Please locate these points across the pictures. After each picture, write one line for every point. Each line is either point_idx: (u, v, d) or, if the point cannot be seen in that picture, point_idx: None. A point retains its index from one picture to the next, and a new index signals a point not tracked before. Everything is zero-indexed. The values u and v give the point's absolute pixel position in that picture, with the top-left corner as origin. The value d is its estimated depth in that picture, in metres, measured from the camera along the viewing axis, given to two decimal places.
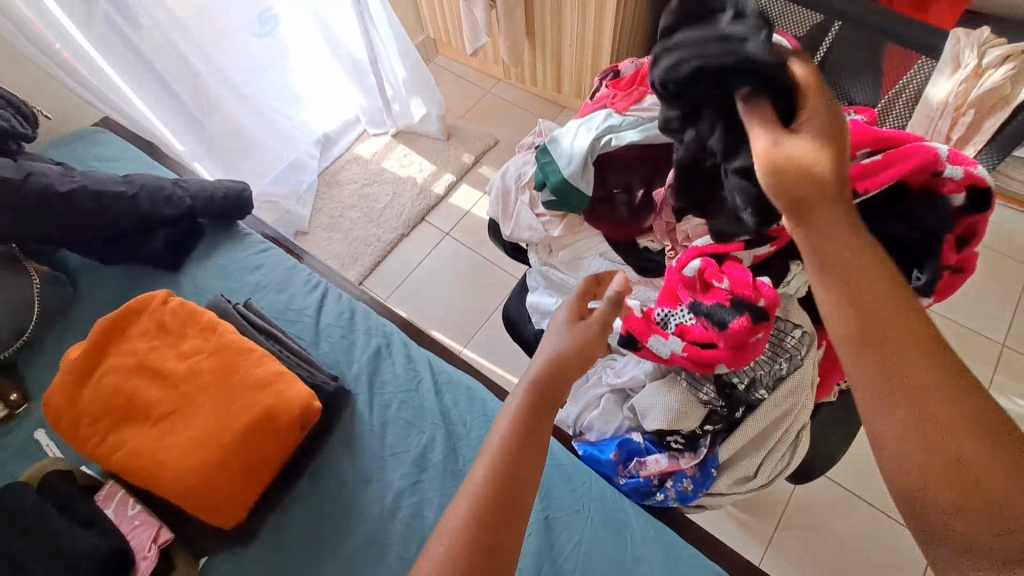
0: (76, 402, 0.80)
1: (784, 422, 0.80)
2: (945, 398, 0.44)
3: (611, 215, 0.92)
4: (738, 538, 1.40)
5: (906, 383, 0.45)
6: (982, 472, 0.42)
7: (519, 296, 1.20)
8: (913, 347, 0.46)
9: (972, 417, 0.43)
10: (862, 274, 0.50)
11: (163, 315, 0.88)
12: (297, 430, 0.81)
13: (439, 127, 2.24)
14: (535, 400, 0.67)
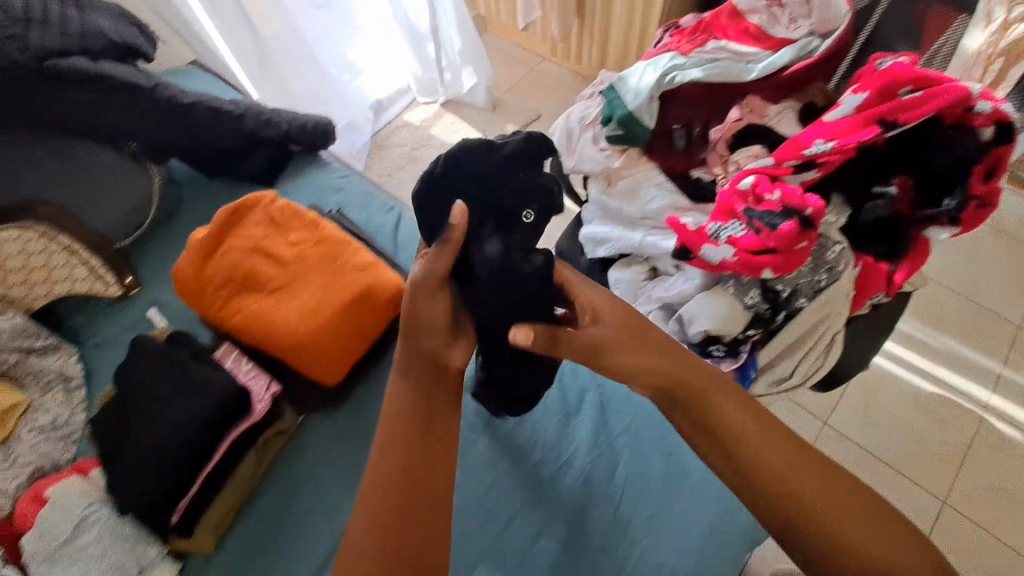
0: (204, 273, 0.94)
1: (820, 326, 0.89)
2: (805, 490, 0.66)
3: (669, 147, 1.03)
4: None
5: (784, 486, 0.66)
6: (840, 535, 0.63)
7: (571, 234, 1.32)
8: (762, 460, 0.68)
9: (819, 494, 0.66)
10: (710, 416, 0.70)
11: (274, 211, 1.00)
12: (391, 309, 0.93)
13: (486, 98, 2.37)
14: (397, 444, 0.67)
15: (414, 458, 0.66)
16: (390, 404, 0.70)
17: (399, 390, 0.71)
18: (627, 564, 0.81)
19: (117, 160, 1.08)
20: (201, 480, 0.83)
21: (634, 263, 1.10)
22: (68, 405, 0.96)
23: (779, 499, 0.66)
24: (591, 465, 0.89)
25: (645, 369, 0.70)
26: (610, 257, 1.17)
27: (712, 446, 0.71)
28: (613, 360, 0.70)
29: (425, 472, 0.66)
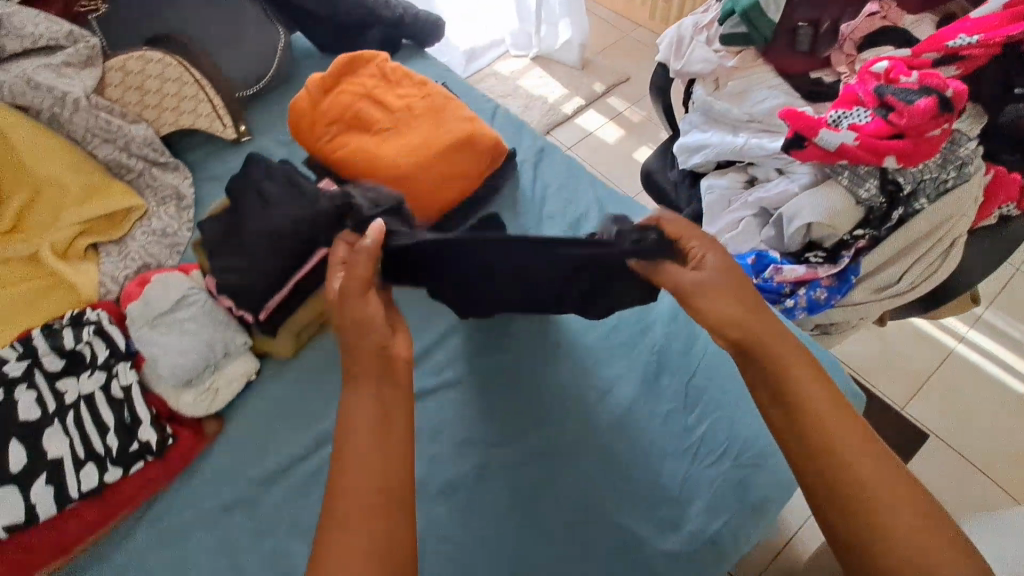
0: (316, 109, 0.97)
1: (937, 230, 0.83)
2: (882, 487, 0.52)
3: (790, 47, 0.99)
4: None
5: (858, 476, 0.52)
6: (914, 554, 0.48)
7: (661, 154, 1.28)
8: (833, 441, 0.54)
9: (898, 495, 0.51)
10: (795, 391, 0.58)
11: (386, 68, 1.02)
12: (485, 163, 0.96)
13: (578, 56, 2.38)
14: (353, 456, 0.52)
15: (365, 486, 0.51)
16: (346, 430, 0.54)
17: (352, 399, 0.57)
18: (696, 432, 0.78)
19: (251, 12, 1.16)
20: (291, 288, 0.85)
21: (731, 171, 1.06)
22: (177, 219, 1.02)
23: (848, 514, 0.51)
24: (668, 338, 0.86)
25: (719, 311, 0.63)
26: (702, 169, 1.13)
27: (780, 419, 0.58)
28: (699, 299, 0.64)
29: (381, 516, 0.50)
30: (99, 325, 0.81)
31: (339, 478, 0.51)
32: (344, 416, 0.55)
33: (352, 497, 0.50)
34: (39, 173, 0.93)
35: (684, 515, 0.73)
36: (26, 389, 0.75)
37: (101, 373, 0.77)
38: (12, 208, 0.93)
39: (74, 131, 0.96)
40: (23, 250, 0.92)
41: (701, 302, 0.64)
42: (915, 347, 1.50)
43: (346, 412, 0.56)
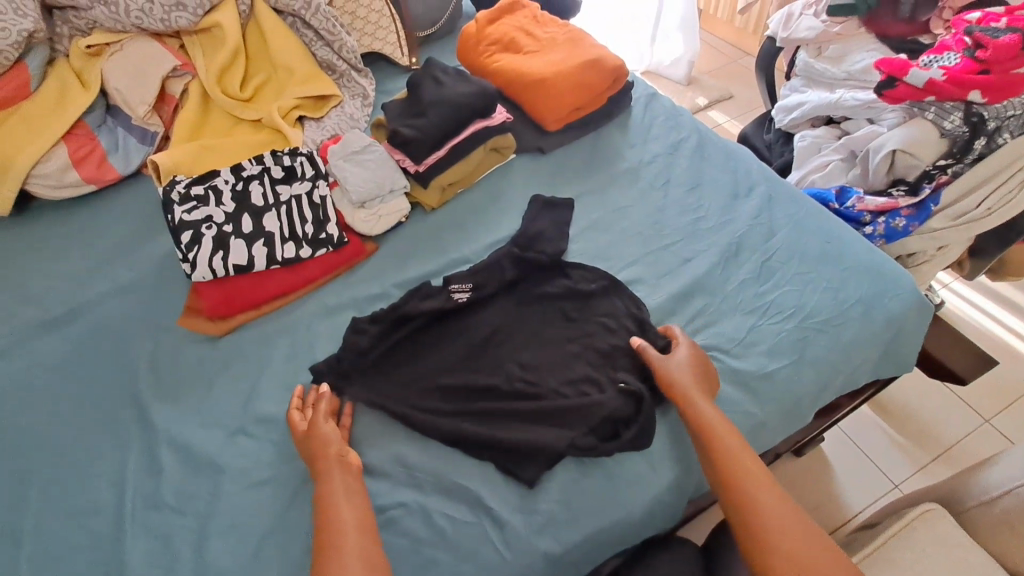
0: (481, 35, 1.25)
1: (1014, 166, 0.95)
2: (779, 510, 0.67)
3: (892, 15, 1.13)
4: (889, 450, 1.40)
5: (761, 506, 0.67)
6: (807, 557, 0.63)
7: (758, 124, 1.38)
8: (745, 482, 0.69)
9: (789, 510, 0.67)
10: (714, 440, 0.73)
11: (537, 13, 1.29)
12: (609, 81, 1.17)
13: (685, 73, 2.37)
14: (338, 555, 0.64)
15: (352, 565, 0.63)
16: (327, 521, 0.68)
17: (330, 505, 0.70)
18: (768, 297, 0.91)
19: None
20: (448, 148, 1.10)
21: (826, 129, 1.16)
22: (361, 109, 1.30)
23: (756, 531, 0.66)
24: (748, 231, 0.99)
25: (680, 380, 0.79)
26: (795, 129, 1.24)
27: (711, 469, 0.72)
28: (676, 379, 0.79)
29: None
30: (309, 155, 1.08)
31: (329, 565, 0.63)
32: (322, 528, 0.67)
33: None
34: (279, 58, 1.26)
35: (747, 355, 0.85)
36: (258, 184, 1.04)
37: (308, 183, 1.05)
38: (255, 81, 1.26)
39: (307, 33, 1.31)
40: (257, 110, 1.25)
41: (677, 373, 0.80)
42: (1010, 369, 1.50)
43: (331, 501, 0.70)
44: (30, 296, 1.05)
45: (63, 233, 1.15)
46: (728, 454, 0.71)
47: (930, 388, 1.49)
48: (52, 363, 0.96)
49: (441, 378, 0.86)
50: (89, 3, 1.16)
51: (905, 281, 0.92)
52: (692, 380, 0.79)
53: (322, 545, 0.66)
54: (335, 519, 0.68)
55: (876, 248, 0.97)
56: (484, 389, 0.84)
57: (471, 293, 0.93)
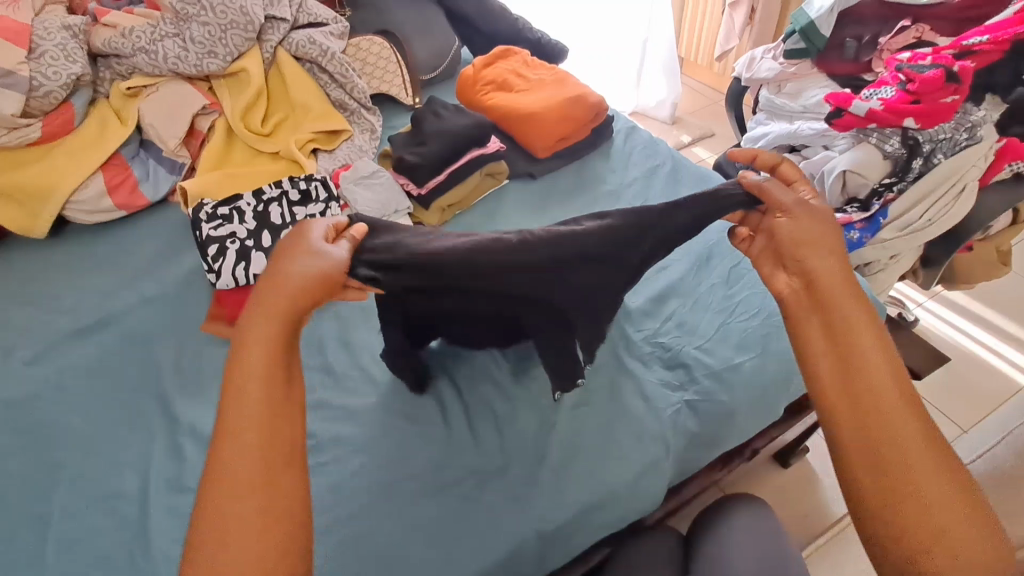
0: (478, 76, 1.41)
1: (953, 179, 1.06)
2: (898, 411, 0.55)
3: (838, 56, 1.29)
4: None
5: (875, 394, 0.56)
6: (904, 459, 0.53)
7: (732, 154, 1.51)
8: (859, 366, 0.58)
9: (911, 415, 0.55)
10: (840, 314, 0.61)
11: (528, 58, 1.45)
12: (591, 114, 1.31)
13: (670, 113, 2.55)
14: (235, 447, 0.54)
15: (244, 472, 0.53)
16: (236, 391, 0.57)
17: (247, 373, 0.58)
18: (735, 299, 1.00)
19: (442, 22, 1.66)
20: (448, 173, 1.22)
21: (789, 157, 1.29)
22: (369, 142, 1.44)
23: (855, 415, 0.56)
24: (717, 242, 1.09)
25: (804, 239, 0.68)
26: None
27: (824, 342, 0.61)
28: (797, 241, 0.68)
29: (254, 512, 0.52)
30: (323, 179, 1.20)
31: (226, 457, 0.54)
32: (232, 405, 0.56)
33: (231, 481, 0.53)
34: (296, 98, 1.41)
35: (717, 350, 0.93)
36: (277, 206, 1.15)
37: (322, 204, 1.17)
38: (275, 118, 1.41)
39: (322, 77, 1.46)
40: (275, 143, 1.38)
41: (795, 232, 0.69)
42: (985, 381, 1.57)
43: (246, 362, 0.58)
44: (64, 307, 1.15)
45: (95, 253, 1.26)
46: (856, 332, 0.60)
47: None
48: (82, 366, 1.04)
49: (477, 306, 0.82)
50: (131, 52, 1.32)
51: None
52: (816, 241, 0.67)
53: (231, 400, 0.56)
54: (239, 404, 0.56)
55: None
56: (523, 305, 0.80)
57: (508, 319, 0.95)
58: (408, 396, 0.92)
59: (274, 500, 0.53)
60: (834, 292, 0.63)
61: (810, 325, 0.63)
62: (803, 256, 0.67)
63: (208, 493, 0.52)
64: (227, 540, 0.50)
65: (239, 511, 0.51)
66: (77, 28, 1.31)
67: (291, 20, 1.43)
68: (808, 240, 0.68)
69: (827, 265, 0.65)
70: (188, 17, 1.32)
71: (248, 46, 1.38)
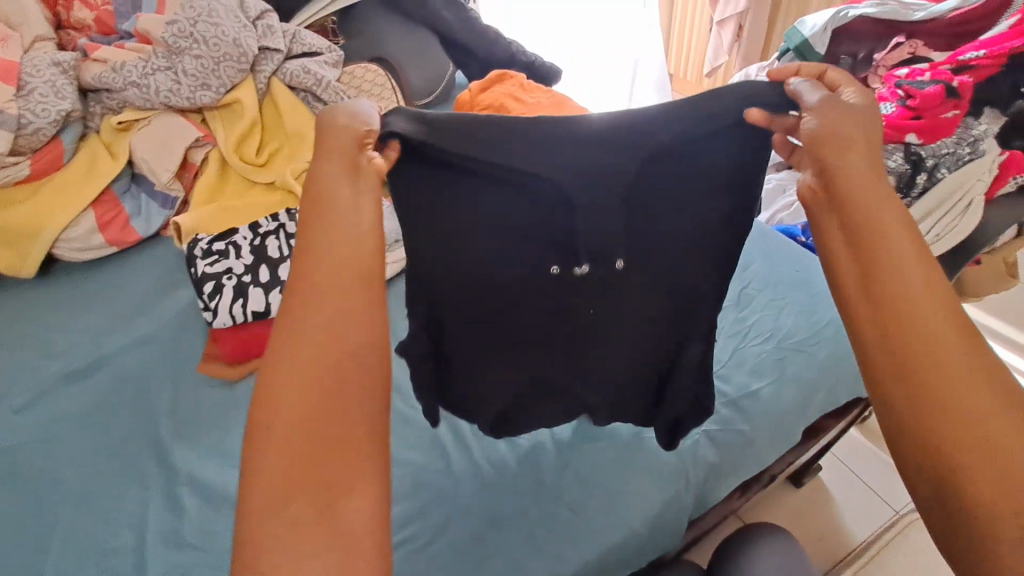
0: (474, 101, 1.41)
1: (957, 193, 1.05)
2: (953, 349, 0.50)
3: None
4: (886, 477, 1.43)
5: (920, 332, 0.51)
6: (952, 414, 0.48)
7: None
8: (896, 305, 0.52)
9: (971, 352, 0.50)
10: (880, 236, 0.54)
11: (523, 82, 1.45)
12: None
13: None
14: (282, 381, 0.50)
15: (308, 340, 0.51)
16: (289, 324, 0.52)
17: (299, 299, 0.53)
18: (747, 321, 0.98)
19: (436, 48, 1.66)
20: None
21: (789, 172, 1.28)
22: None
23: (895, 366, 0.51)
24: None
25: (840, 134, 0.57)
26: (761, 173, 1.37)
27: (864, 276, 0.54)
28: (832, 142, 0.57)
29: (309, 444, 0.48)
30: None
31: (273, 392, 0.49)
32: (286, 334, 0.51)
33: (275, 418, 0.49)
34: (291, 127, 1.39)
35: (733, 376, 0.91)
36: (275, 239, 1.12)
37: None
38: (270, 148, 1.39)
39: (317, 105, 1.44)
40: (270, 173, 1.36)
41: (828, 129, 0.57)
42: None
43: (317, 214, 0.56)
44: (55, 350, 1.11)
45: (85, 292, 1.22)
46: (897, 261, 0.53)
47: None
48: (74, 411, 1.00)
49: (513, 220, 0.63)
50: (122, 86, 1.30)
51: None
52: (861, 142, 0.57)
53: (278, 338, 0.52)
54: (297, 340, 0.51)
55: None
56: (549, 207, 0.62)
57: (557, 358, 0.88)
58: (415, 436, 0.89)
59: (335, 441, 0.49)
60: (874, 204, 0.55)
61: (835, 252, 0.57)
62: (835, 155, 0.57)
63: (255, 432, 0.48)
64: (274, 479, 0.47)
65: (301, 447, 0.48)
66: (67, 65, 1.29)
67: (285, 50, 1.43)
68: (839, 138, 0.57)
69: (853, 161, 0.56)
70: (181, 51, 1.31)
71: (242, 77, 1.36)
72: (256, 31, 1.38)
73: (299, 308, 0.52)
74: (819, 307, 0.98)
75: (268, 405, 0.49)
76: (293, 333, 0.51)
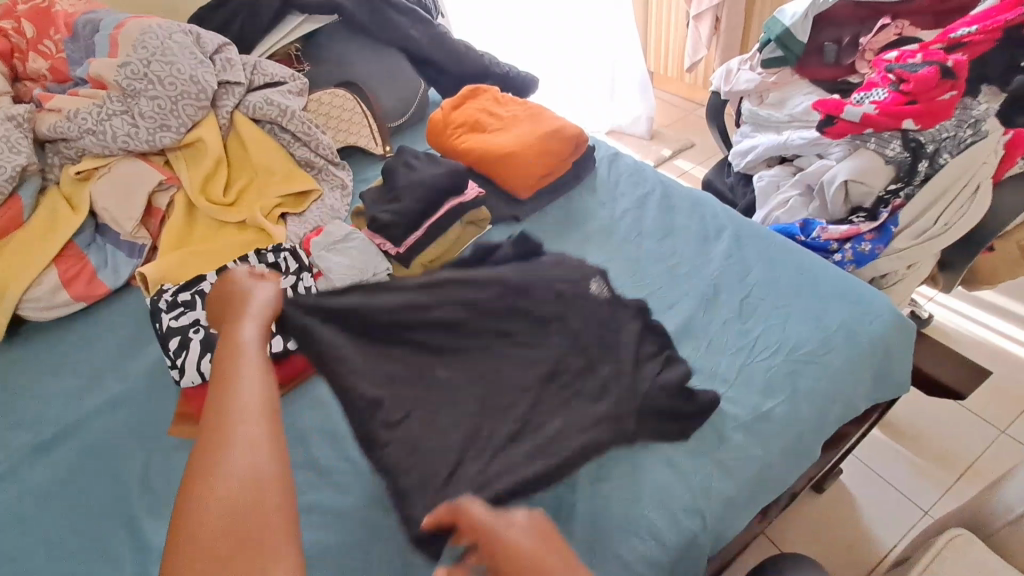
0: (448, 119, 1.34)
1: (960, 181, 1.00)
2: None
3: (819, 62, 1.26)
4: (910, 474, 1.37)
5: None
6: None
7: (719, 169, 1.44)
8: None
9: None
10: None
11: (498, 95, 1.39)
12: (570, 147, 1.25)
13: (646, 129, 2.49)
14: (211, 454, 0.49)
15: (243, 437, 0.51)
16: (218, 394, 0.55)
17: (222, 378, 0.57)
18: (752, 333, 0.91)
19: (406, 66, 1.60)
20: (426, 228, 1.14)
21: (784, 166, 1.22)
22: (341, 200, 1.37)
23: None
24: (722, 271, 1.02)
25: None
26: (753, 171, 1.30)
27: None
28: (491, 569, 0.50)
29: (244, 517, 0.46)
30: (293, 249, 1.10)
31: (199, 468, 0.49)
32: (211, 402, 0.54)
33: (199, 504, 0.46)
34: (259, 162, 1.34)
35: (742, 396, 0.84)
36: None
37: (293, 277, 1.07)
38: (238, 186, 1.32)
39: (285, 137, 1.39)
40: (240, 211, 1.30)
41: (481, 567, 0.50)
42: (1011, 375, 1.50)
43: (236, 341, 0.63)
44: (21, 420, 1.04)
45: (53, 354, 1.16)
46: None
47: (936, 406, 1.48)
48: (42, 488, 0.93)
49: None
50: (78, 134, 1.25)
51: (883, 308, 0.93)
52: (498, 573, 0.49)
53: (206, 416, 0.53)
54: (222, 408, 0.53)
55: (850, 276, 0.99)
56: None
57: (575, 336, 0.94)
58: None
59: (265, 508, 0.47)
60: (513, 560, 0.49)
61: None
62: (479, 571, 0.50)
63: (179, 538, 0.45)
64: None
65: (228, 526, 0.45)
66: (21, 118, 1.24)
67: (246, 82, 1.37)
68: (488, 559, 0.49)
69: None
70: (136, 92, 1.26)
71: (203, 114, 1.31)
72: (214, 66, 1.33)
73: (218, 386, 0.56)
74: (825, 313, 0.92)
75: (195, 488, 0.47)
76: (217, 404, 0.54)
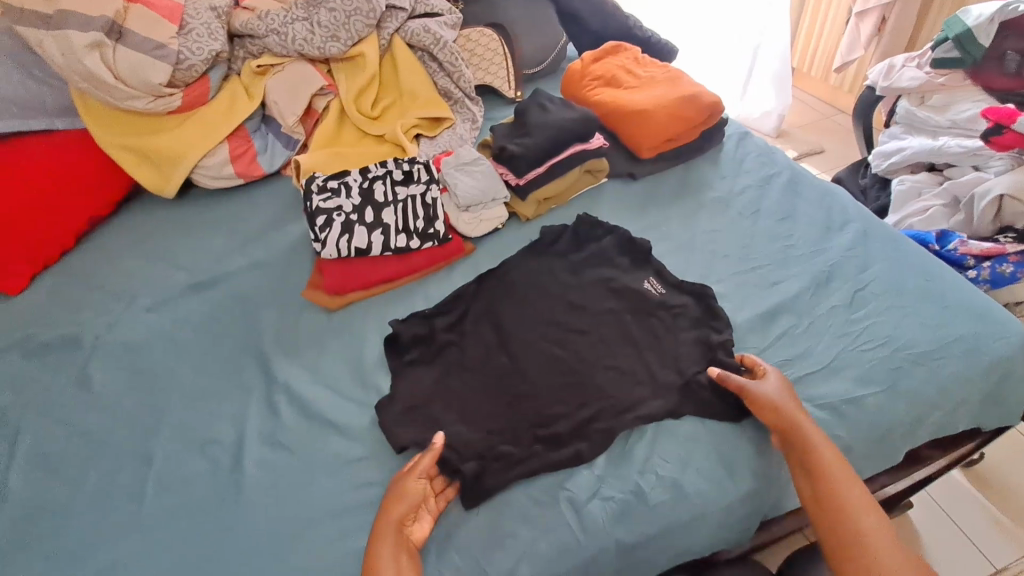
0: (586, 70, 1.38)
1: None
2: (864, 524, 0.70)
3: (997, 69, 1.16)
4: (988, 527, 1.28)
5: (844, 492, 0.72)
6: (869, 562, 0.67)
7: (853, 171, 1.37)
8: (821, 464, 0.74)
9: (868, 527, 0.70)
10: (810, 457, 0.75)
11: (638, 55, 1.41)
12: (703, 116, 1.25)
13: (774, 126, 2.37)
14: None
15: None
16: None
17: None
18: (859, 324, 0.90)
19: (552, 17, 1.65)
20: (547, 167, 1.20)
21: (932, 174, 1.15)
22: (470, 132, 1.46)
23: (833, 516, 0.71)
24: (840, 262, 1.00)
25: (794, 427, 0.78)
26: (892, 176, 1.24)
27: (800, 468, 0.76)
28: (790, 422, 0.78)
29: None
30: (426, 163, 1.21)
31: None
32: None
33: None
34: (407, 85, 1.46)
35: (833, 378, 0.85)
36: (382, 184, 1.18)
37: (423, 186, 1.18)
38: (385, 103, 1.46)
39: (432, 65, 1.50)
40: (382, 126, 1.43)
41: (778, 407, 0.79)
42: None
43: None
44: (183, 263, 1.25)
45: (214, 217, 1.36)
46: None
47: None
48: (195, 317, 1.13)
49: None
50: (264, 32, 1.42)
51: (1012, 330, 0.88)
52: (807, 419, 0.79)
53: None
54: None
55: (982, 292, 0.95)
56: None
57: (666, 291, 1.00)
58: (492, 386, 0.91)
59: None
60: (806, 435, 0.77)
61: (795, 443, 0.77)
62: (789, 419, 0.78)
63: None
64: None
65: None
66: (221, 10, 1.43)
67: (408, 9, 1.48)
68: None
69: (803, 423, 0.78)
70: (318, 3, 1.41)
71: (368, 32, 1.44)
72: None
73: None
74: (947, 322, 0.88)
75: None
76: None
